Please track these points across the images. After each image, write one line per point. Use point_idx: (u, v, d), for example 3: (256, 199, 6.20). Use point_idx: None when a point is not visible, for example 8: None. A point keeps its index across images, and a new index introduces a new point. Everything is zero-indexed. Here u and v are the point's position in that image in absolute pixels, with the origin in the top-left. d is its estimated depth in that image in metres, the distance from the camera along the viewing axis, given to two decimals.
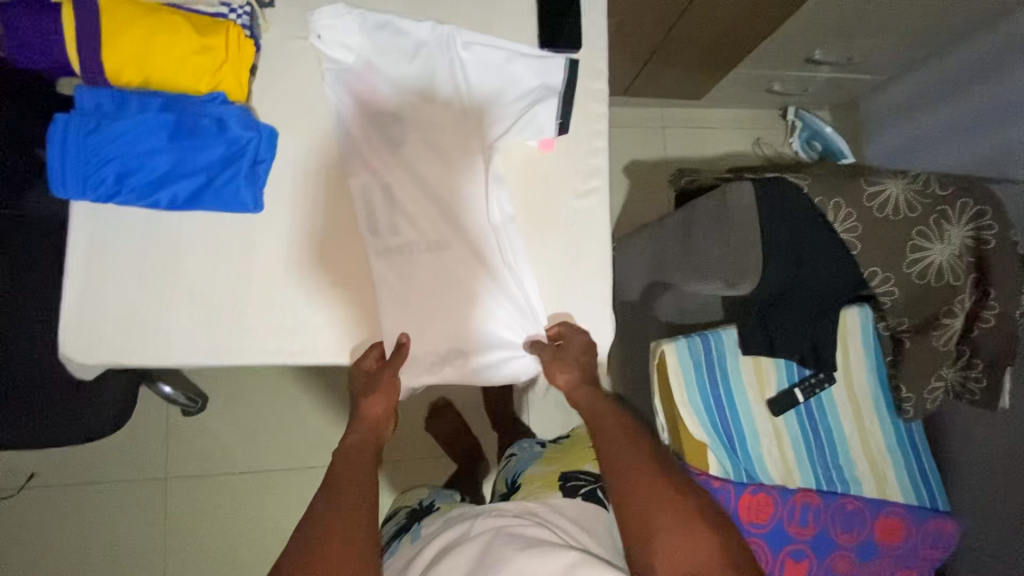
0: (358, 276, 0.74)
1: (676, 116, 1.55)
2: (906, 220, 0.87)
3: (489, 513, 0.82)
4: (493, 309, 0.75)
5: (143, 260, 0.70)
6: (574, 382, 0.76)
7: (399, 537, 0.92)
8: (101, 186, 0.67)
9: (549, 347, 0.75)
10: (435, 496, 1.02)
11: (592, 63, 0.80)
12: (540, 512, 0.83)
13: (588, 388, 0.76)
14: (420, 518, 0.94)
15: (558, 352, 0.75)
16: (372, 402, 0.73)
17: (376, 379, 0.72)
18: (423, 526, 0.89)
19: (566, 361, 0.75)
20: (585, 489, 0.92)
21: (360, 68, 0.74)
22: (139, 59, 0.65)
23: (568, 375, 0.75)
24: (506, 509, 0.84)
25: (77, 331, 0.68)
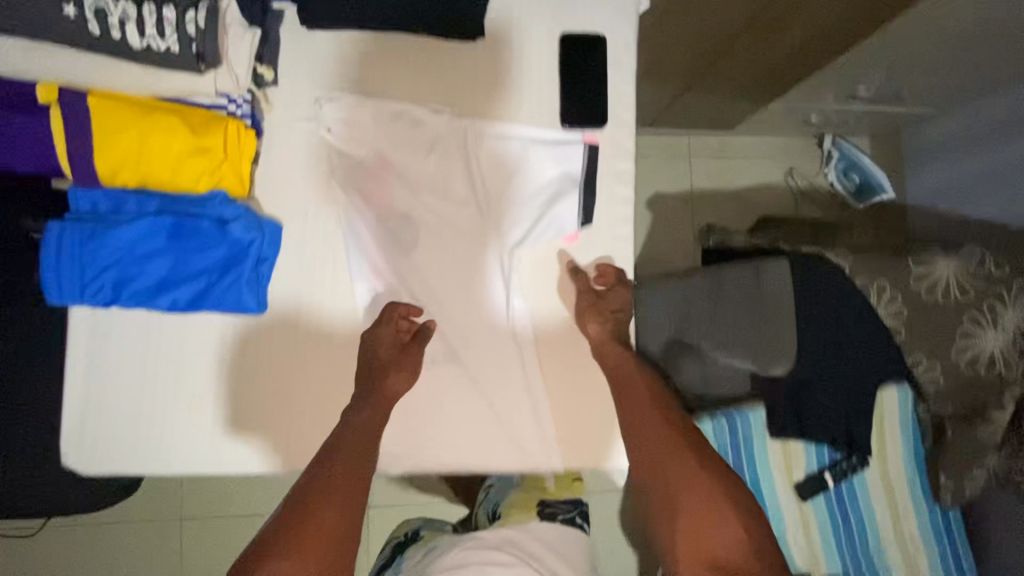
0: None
1: (704, 144, 1.46)
2: (957, 304, 0.82)
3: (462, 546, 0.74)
4: (508, 417, 0.71)
5: (146, 363, 0.68)
6: (605, 336, 0.70)
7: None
8: (100, 293, 0.64)
9: (587, 291, 0.71)
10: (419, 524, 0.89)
11: (619, 141, 0.74)
12: (517, 543, 0.74)
13: (625, 351, 0.69)
14: (403, 547, 0.83)
15: (596, 299, 0.71)
16: (391, 381, 0.67)
17: (403, 354, 0.68)
18: (406, 559, 0.78)
19: (602, 313, 0.70)
20: (562, 514, 0.82)
21: (371, 160, 0.70)
22: (133, 159, 0.61)
23: (600, 326, 0.70)
24: (483, 538, 0.74)
25: (83, 439, 0.67)
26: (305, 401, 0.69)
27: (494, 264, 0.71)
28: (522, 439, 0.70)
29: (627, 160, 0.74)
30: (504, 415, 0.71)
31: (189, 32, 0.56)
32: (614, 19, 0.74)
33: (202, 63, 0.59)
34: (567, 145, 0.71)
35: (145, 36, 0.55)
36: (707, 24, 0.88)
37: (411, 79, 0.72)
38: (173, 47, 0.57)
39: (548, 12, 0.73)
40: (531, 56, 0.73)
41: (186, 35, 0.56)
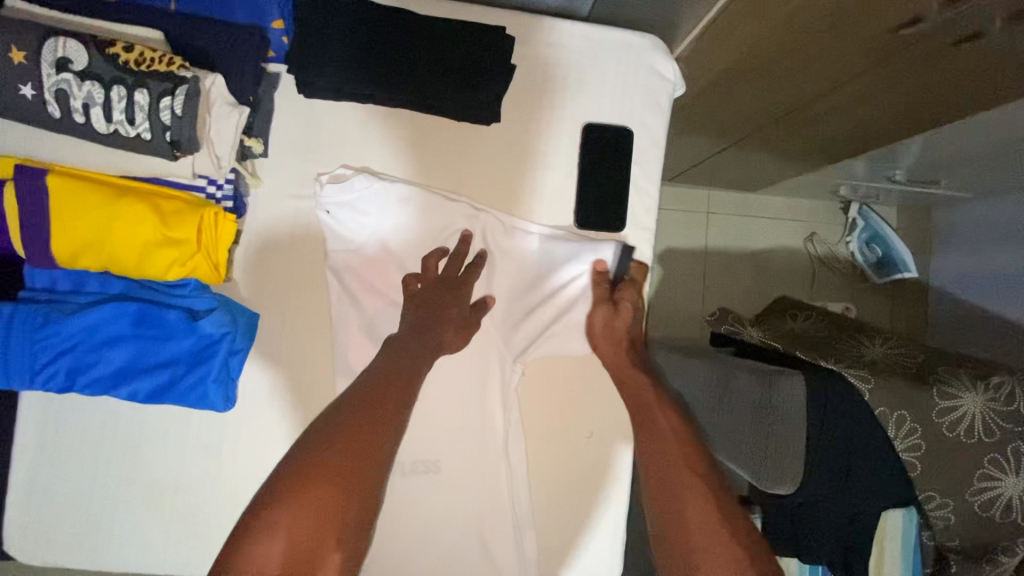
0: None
1: (724, 199, 1.39)
2: (979, 444, 0.75)
3: None
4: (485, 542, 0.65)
5: (98, 451, 0.62)
6: (621, 361, 0.63)
7: None
8: (50, 381, 0.58)
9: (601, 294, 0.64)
10: None
11: (635, 245, 0.68)
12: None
13: (620, 343, 0.63)
14: None
15: (611, 331, 0.64)
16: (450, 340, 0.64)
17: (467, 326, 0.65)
18: None
19: (617, 336, 0.64)
20: None
21: (372, 249, 0.65)
22: (94, 244, 0.54)
23: (613, 349, 0.64)
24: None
25: (24, 530, 0.61)
26: None
27: (490, 372, 0.67)
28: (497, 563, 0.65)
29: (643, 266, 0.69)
30: (483, 535, 0.65)
31: (163, 120, 0.50)
32: (642, 112, 0.68)
33: (177, 149, 0.52)
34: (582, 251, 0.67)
35: (113, 121, 0.49)
36: (755, 104, 0.81)
37: (421, 159, 0.66)
38: (144, 134, 0.50)
39: (573, 98, 0.68)
40: (548, 146, 0.67)
41: (159, 122, 0.50)
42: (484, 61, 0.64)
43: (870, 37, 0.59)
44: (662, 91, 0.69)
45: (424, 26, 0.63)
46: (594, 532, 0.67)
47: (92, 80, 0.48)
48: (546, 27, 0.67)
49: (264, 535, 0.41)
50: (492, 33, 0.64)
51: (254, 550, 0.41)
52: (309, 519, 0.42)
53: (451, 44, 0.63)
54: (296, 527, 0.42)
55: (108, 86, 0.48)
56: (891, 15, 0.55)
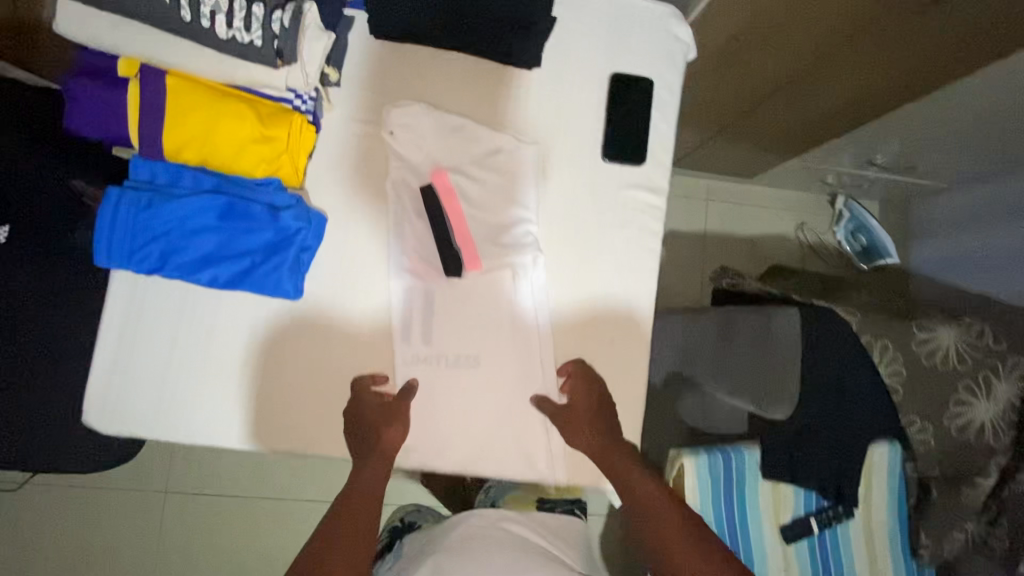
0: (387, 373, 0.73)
1: (721, 189, 1.51)
2: (954, 372, 0.87)
3: (470, 524, 0.88)
4: (512, 434, 0.74)
5: (175, 336, 0.69)
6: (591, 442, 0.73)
7: (383, 556, 0.98)
8: (145, 262, 0.66)
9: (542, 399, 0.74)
10: (417, 518, 1.09)
11: (653, 179, 0.78)
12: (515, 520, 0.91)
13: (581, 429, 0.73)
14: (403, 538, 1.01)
15: (571, 415, 0.73)
16: (390, 435, 0.70)
17: (393, 410, 0.71)
18: (405, 544, 0.94)
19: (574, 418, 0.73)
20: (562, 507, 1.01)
21: (426, 168, 0.73)
22: (200, 139, 0.64)
23: (581, 437, 0.73)
24: (483, 515, 0.90)
25: (103, 402, 0.68)
26: (330, 392, 0.72)
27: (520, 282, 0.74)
28: (525, 449, 0.74)
29: (661, 198, 0.78)
30: (514, 425, 0.74)
31: (273, 29, 0.60)
32: (661, 66, 0.79)
33: (281, 58, 0.62)
34: (607, 184, 0.77)
35: (231, 29, 0.60)
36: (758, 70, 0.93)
37: (470, 95, 0.76)
38: (256, 41, 0.61)
39: (603, 51, 0.78)
40: (580, 90, 0.77)
41: (270, 31, 0.60)
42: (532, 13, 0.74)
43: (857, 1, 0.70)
44: (679, 51, 0.80)
45: None
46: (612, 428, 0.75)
47: None
48: None
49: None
50: None
51: None
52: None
53: None
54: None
55: None
56: None
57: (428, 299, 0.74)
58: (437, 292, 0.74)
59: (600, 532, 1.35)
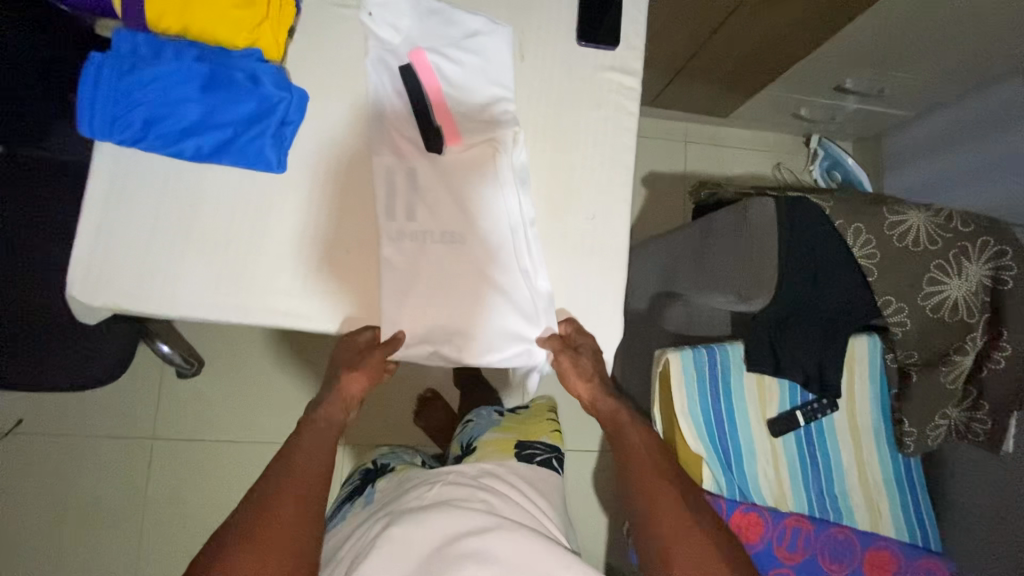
0: (372, 249, 0.73)
1: (699, 131, 1.55)
2: (925, 253, 0.87)
3: (446, 479, 0.86)
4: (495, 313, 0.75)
5: (158, 209, 0.69)
6: (596, 390, 0.77)
7: (353, 499, 0.96)
8: (127, 130, 0.67)
9: (563, 347, 0.74)
10: (391, 457, 1.05)
11: (627, 62, 0.80)
12: (497, 476, 0.88)
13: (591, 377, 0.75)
14: (374, 480, 0.98)
15: (574, 361, 0.74)
16: (351, 379, 0.75)
17: (361, 357, 0.73)
18: (378, 489, 0.93)
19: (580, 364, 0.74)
20: (542, 456, 0.97)
21: (404, 49, 0.75)
22: (181, 5, 0.66)
23: (591, 384, 0.76)
24: (462, 472, 0.87)
25: (88, 273, 0.67)
26: (317, 266, 0.72)
27: (501, 158, 0.74)
28: (514, 320, 0.75)
29: (636, 80, 0.80)
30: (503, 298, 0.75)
31: None
32: None
33: None
34: (582, 67, 0.79)
35: None
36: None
37: None
38: None
39: None
40: None
41: None
42: None
43: None
44: None
45: None
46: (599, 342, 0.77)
47: None
48: None
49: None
50: None
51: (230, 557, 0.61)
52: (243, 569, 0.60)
53: None
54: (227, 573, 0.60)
55: None
56: None
57: (410, 175, 0.74)
58: (418, 169, 0.74)
59: (593, 468, 1.35)
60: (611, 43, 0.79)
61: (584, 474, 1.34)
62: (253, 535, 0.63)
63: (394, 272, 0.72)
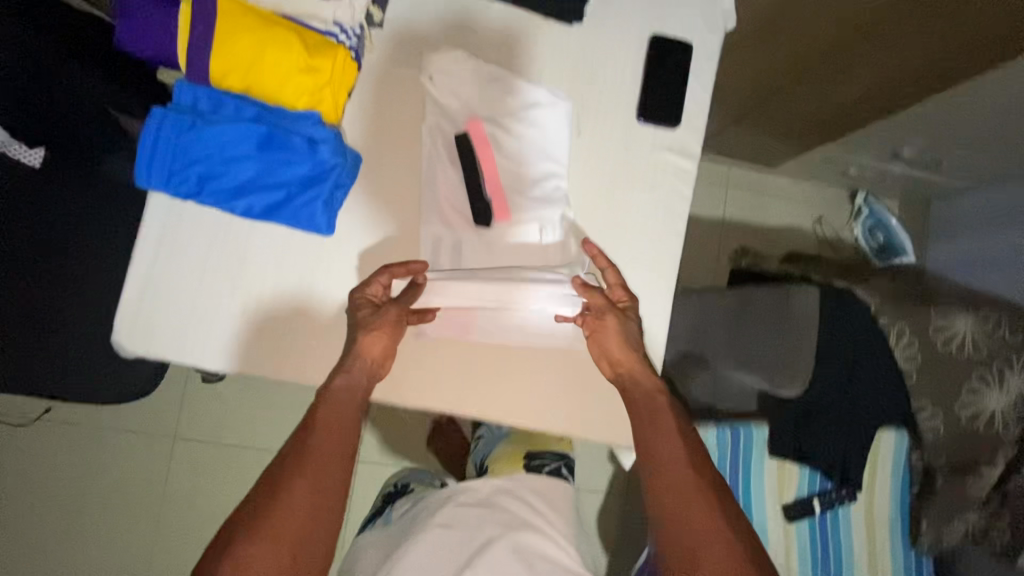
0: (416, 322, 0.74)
1: (742, 176, 1.51)
2: (970, 362, 0.88)
3: (458, 499, 0.86)
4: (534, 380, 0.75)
5: (206, 264, 0.70)
6: (628, 355, 0.71)
7: (374, 521, 0.97)
8: (183, 185, 0.67)
9: (609, 306, 0.71)
10: (410, 479, 1.06)
11: (687, 143, 0.79)
12: (508, 492, 0.88)
13: (629, 345, 0.71)
14: (394, 501, 0.99)
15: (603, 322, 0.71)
16: (370, 340, 0.68)
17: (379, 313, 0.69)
18: (395, 510, 0.94)
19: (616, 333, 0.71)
20: (549, 466, 0.97)
21: (462, 116, 0.74)
22: (245, 67, 0.64)
23: (624, 347, 0.71)
24: (474, 490, 0.87)
25: (135, 322, 0.69)
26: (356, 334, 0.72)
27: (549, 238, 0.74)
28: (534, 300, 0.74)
29: (693, 163, 0.79)
30: (548, 365, 0.75)
31: None
32: (701, 32, 0.79)
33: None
34: (640, 145, 0.78)
35: None
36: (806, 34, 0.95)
37: (512, 44, 0.76)
38: None
39: (643, 12, 0.78)
40: (620, 49, 0.78)
41: None
42: None
43: None
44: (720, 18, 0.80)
45: None
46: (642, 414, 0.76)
47: None
48: None
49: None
50: None
51: (242, 552, 0.56)
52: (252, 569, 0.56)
53: None
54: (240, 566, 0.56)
55: None
56: None
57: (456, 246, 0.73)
58: (466, 239, 0.73)
59: (599, 507, 1.36)
60: (673, 122, 0.78)
61: (589, 514, 1.35)
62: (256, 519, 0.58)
63: (436, 341, 0.74)
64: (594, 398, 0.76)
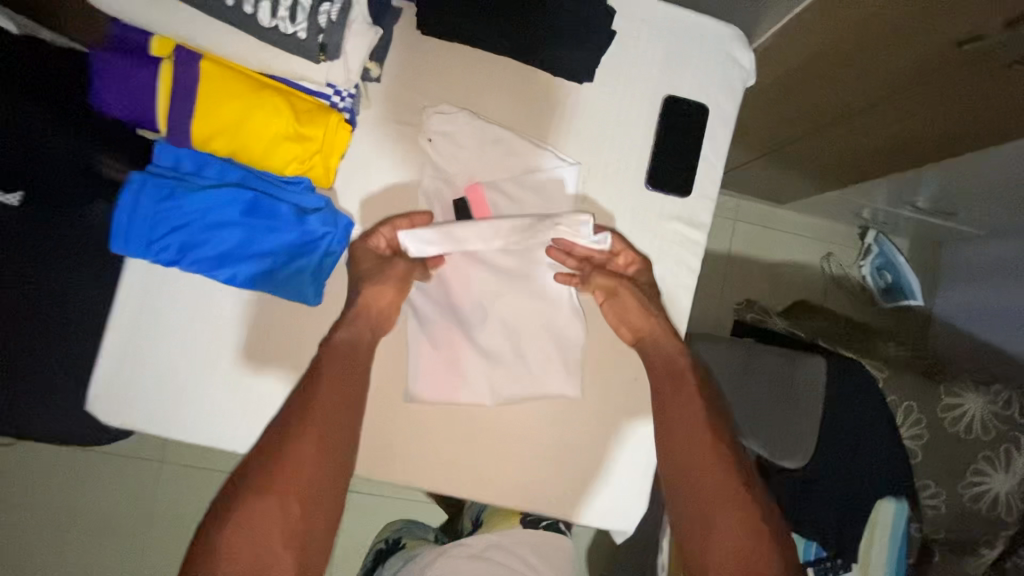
0: (404, 341, 0.72)
1: (751, 210, 1.46)
2: (976, 441, 0.83)
3: (452, 551, 0.84)
4: (527, 448, 0.73)
5: (186, 330, 0.66)
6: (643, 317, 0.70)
7: None
8: (162, 253, 0.62)
9: (620, 280, 0.70)
10: (403, 531, 1.02)
11: (697, 212, 0.75)
12: (502, 547, 0.86)
13: (644, 311, 0.69)
14: (384, 558, 0.95)
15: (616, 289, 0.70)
16: (380, 291, 0.65)
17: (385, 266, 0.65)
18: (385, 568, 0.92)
19: (631, 300, 0.70)
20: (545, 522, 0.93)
21: (461, 181, 0.70)
22: (228, 130, 0.60)
23: (638, 312, 0.70)
24: (468, 545, 0.85)
25: (111, 390, 0.65)
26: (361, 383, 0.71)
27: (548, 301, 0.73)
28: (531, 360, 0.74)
29: (701, 232, 0.75)
30: (538, 435, 0.73)
31: (319, 22, 0.55)
32: (718, 94, 0.75)
33: (322, 53, 0.57)
34: (647, 212, 0.74)
35: (275, 17, 0.54)
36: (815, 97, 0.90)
37: (516, 103, 0.73)
38: (300, 33, 0.55)
39: (656, 73, 0.74)
40: (629, 110, 0.74)
41: (314, 23, 0.55)
42: (591, 25, 0.69)
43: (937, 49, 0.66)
44: (738, 78, 0.76)
45: None
46: (630, 483, 0.75)
47: None
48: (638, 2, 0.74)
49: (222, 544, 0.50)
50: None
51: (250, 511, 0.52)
52: (265, 528, 0.51)
53: None
54: (251, 530, 0.51)
55: None
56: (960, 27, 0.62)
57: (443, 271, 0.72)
58: (450, 263, 0.72)
59: None
60: (683, 190, 0.74)
61: None
62: (261, 474, 0.53)
63: (422, 360, 0.72)
64: (586, 475, 0.74)
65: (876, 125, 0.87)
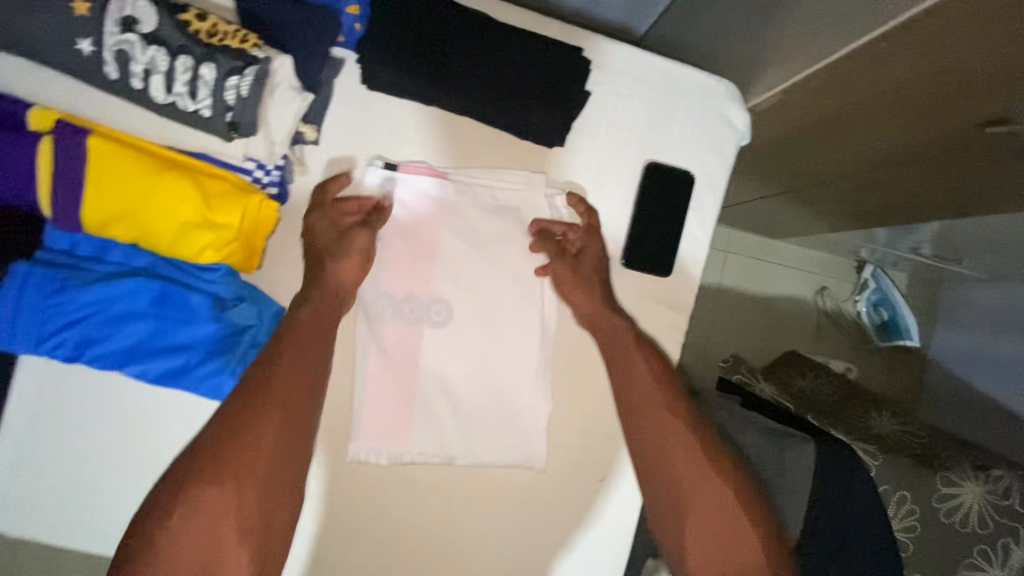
0: (351, 357, 0.62)
1: (745, 239, 1.30)
2: (972, 534, 0.76)
3: None
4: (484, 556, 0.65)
5: (93, 430, 0.58)
6: (593, 301, 0.63)
7: None
8: (59, 349, 0.53)
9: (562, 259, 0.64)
10: None
11: (679, 294, 0.68)
12: None
13: (593, 293, 0.63)
14: None
15: (564, 272, 0.63)
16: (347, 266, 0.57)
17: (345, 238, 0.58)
18: None
19: (584, 281, 0.63)
20: None
21: (414, 246, 0.62)
22: (128, 213, 0.51)
23: (585, 295, 0.63)
24: None
25: (5, 499, 0.58)
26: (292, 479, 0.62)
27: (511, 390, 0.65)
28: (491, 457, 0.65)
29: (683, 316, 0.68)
30: (497, 540, 0.65)
31: (225, 99, 0.50)
32: (707, 159, 0.68)
33: (234, 130, 0.53)
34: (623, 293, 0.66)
35: (173, 92, 0.50)
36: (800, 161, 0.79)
37: (476, 166, 0.64)
38: (203, 110, 0.51)
39: (637, 136, 0.66)
40: (605, 178, 0.66)
41: (222, 102, 0.50)
42: (555, 87, 0.62)
43: (952, 129, 0.53)
44: (729, 140, 0.68)
45: (489, 36, 0.60)
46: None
47: (158, 45, 0.48)
48: (616, 55, 0.66)
49: (165, 537, 0.42)
50: (566, 57, 0.62)
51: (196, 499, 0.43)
52: (218, 512, 0.43)
53: (532, 59, 0.61)
54: (198, 519, 0.42)
55: (173, 55, 0.48)
56: (973, 108, 0.49)
57: (399, 257, 0.62)
58: (399, 252, 0.62)
59: None
60: (663, 269, 0.67)
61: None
62: (214, 456, 0.45)
63: (371, 381, 0.62)
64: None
65: (867, 195, 0.75)
